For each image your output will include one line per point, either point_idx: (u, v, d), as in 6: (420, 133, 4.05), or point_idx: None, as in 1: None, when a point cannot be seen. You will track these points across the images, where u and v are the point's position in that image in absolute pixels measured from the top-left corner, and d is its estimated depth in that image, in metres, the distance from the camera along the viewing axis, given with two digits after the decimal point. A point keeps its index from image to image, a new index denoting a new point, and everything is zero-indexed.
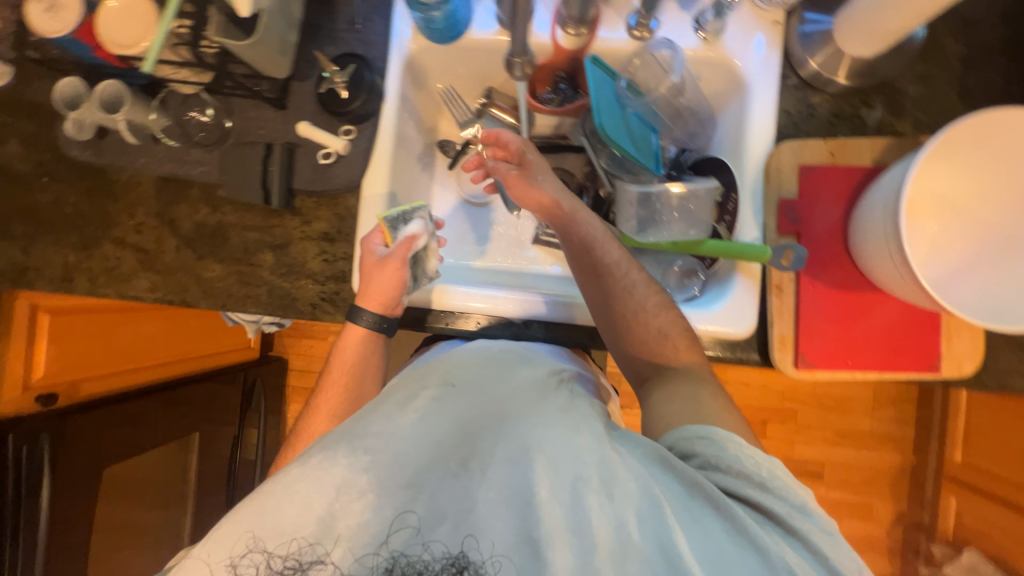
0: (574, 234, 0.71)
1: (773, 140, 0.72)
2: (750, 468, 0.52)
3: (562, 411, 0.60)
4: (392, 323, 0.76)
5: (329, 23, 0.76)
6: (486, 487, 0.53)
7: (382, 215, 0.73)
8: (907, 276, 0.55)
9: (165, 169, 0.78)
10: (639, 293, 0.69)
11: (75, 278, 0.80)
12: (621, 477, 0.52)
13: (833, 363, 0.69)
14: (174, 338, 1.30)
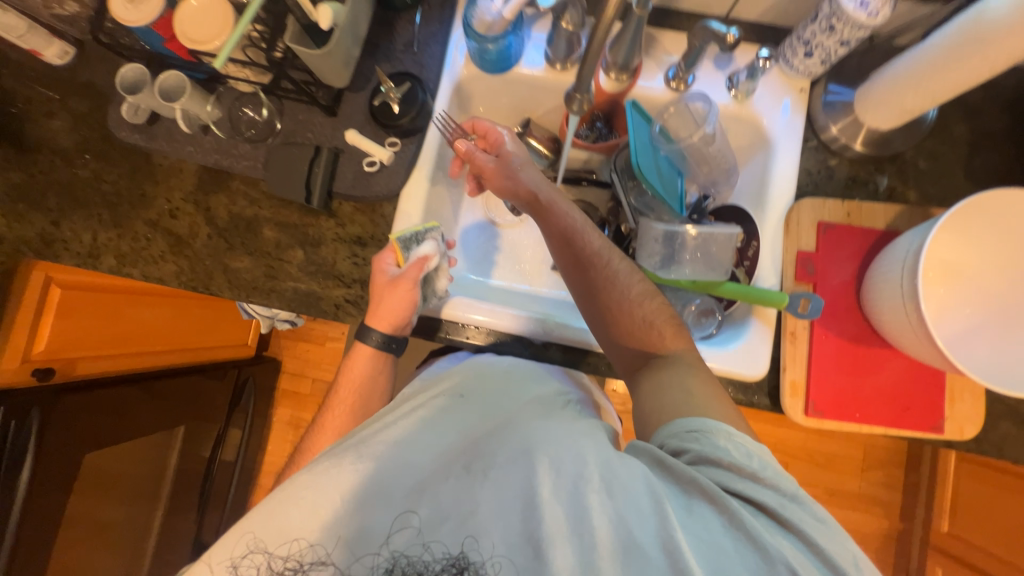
0: (553, 227, 0.72)
1: (793, 196, 0.76)
2: (739, 458, 0.52)
3: (565, 421, 0.61)
4: (401, 343, 0.78)
5: (388, 43, 0.80)
6: (488, 488, 0.52)
7: (394, 237, 0.73)
8: (922, 338, 0.58)
9: (210, 159, 0.80)
10: (622, 281, 0.69)
11: (102, 255, 0.81)
12: (623, 479, 0.52)
13: (842, 414, 0.71)
14: (174, 327, 1.28)
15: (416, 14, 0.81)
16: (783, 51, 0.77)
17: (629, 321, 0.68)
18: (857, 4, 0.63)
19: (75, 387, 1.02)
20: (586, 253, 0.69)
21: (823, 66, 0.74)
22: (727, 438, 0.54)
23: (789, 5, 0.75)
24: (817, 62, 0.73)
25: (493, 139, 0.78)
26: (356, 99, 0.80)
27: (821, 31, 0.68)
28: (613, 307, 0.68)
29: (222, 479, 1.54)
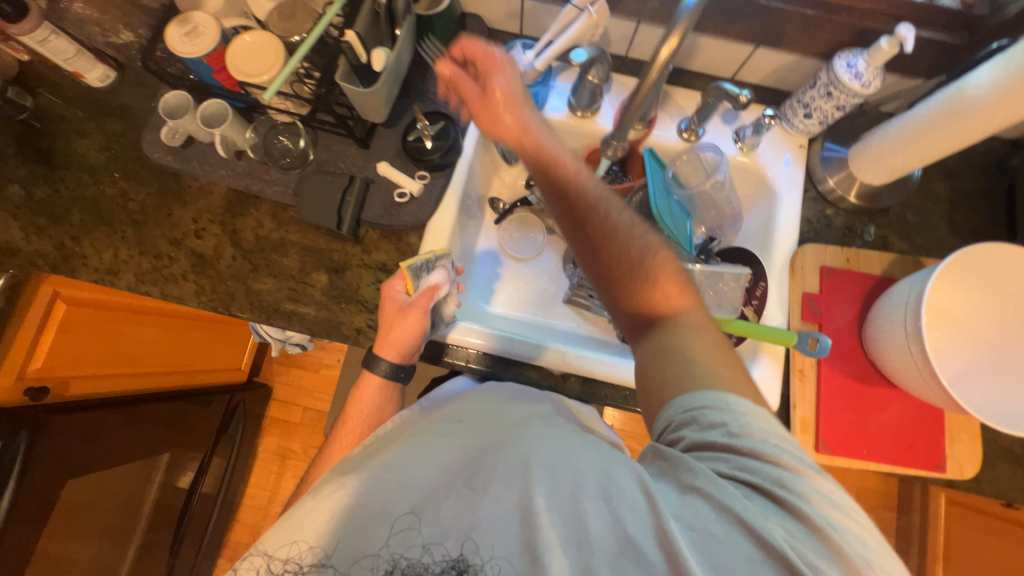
0: (548, 174, 0.68)
1: (796, 242, 0.82)
2: (736, 434, 0.51)
3: (564, 429, 0.59)
4: (409, 370, 0.77)
5: (422, 84, 0.86)
6: (487, 502, 0.51)
7: (405, 264, 0.72)
8: (929, 379, 0.61)
9: (241, 182, 0.82)
10: (621, 233, 0.65)
11: (120, 271, 0.80)
12: (621, 482, 0.50)
13: (850, 452, 0.73)
14: (173, 348, 1.25)
15: None
16: (783, 111, 0.84)
17: (633, 278, 0.63)
18: (852, 75, 0.71)
19: (66, 407, 0.98)
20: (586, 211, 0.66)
21: (821, 125, 0.82)
22: (725, 410, 0.52)
23: (788, 72, 0.84)
24: (816, 122, 0.81)
25: (485, 62, 0.71)
26: (389, 133, 0.84)
27: (819, 96, 0.76)
28: (611, 258, 0.65)
29: (201, 513, 1.46)
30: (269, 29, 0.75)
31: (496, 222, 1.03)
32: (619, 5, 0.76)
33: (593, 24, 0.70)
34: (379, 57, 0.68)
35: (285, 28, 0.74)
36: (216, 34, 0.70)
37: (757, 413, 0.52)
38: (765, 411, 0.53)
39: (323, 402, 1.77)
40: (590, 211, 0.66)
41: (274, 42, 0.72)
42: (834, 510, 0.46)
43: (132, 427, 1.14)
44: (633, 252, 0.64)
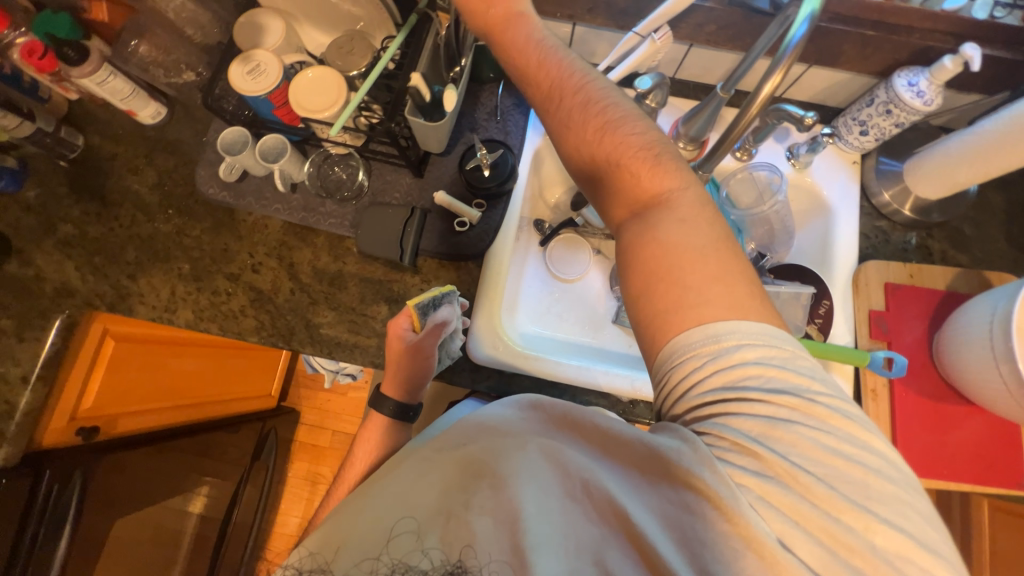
0: (518, 59, 0.63)
1: (857, 260, 0.82)
2: (730, 381, 0.45)
3: (562, 431, 0.51)
4: (417, 409, 0.75)
5: (472, 112, 0.86)
6: (477, 515, 0.48)
7: (412, 302, 0.69)
8: (1020, 398, 0.61)
9: (297, 216, 0.82)
10: (597, 108, 0.59)
11: (178, 308, 0.80)
12: (603, 480, 0.47)
13: (929, 471, 0.72)
14: (210, 377, 1.22)
15: (499, 86, 0.87)
16: (837, 128, 0.84)
17: (629, 168, 0.56)
18: (913, 93, 0.72)
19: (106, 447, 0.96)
20: (572, 105, 0.60)
21: (876, 142, 0.82)
22: (716, 352, 0.46)
23: (839, 89, 0.84)
24: (871, 139, 0.81)
25: None
26: (444, 162, 0.84)
27: (877, 114, 0.77)
28: (586, 154, 0.59)
29: (236, 543, 1.43)
30: (328, 63, 0.75)
31: (542, 245, 1.00)
32: (675, 29, 0.76)
33: (655, 50, 0.71)
34: (451, 96, 0.69)
35: (342, 63, 0.74)
36: (278, 71, 0.70)
37: (752, 350, 0.46)
38: (767, 342, 0.46)
39: (352, 425, 1.75)
40: (573, 107, 0.60)
41: (337, 77, 0.71)
42: (824, 456, 0.43)
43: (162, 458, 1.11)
44: (623, 139, 0.57)
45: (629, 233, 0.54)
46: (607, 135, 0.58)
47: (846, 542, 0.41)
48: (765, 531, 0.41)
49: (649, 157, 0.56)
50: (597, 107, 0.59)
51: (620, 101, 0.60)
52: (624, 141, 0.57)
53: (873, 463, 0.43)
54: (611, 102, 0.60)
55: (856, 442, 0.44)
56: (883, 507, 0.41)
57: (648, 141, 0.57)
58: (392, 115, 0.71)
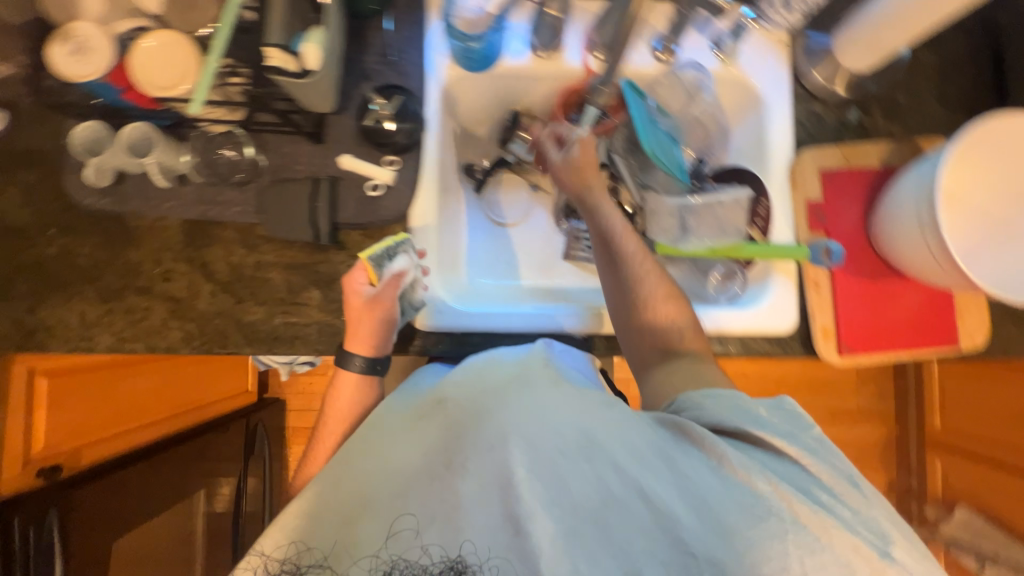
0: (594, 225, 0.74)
1: (792, 150, 0.79)
2: (735, 419, 0.56)
3: (563, 394, 0.57)
4: (386, 363, 0.74)
5: (362, 55, 0.76)
6: (466, 480, 0.52)
7: (365, 255, 0.69)
8: (945, 263, 0.63)
9: (195, 211, 0.74)
10: (644, 277, 0.72)
11: (95, 334, 0.74)
12: (608, 445, 0.52)
13: (870, 348, 0.75)
14: (176, 390, 1.21)
15: (386, 20, 0.77)
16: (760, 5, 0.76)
17: (670, 319, 0.71)
18: None
19: (102, 471, 0.97)
20: (624, 248, 0.72)
21: (803, 16, 0.76)
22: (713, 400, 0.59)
23: None
24: (797, 14, 0.75)
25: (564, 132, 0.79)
26: (341, 120, 0.75)
27: None
28: (639, 306, 0.71)
29: (253, 532, 1.48)
30: (168, 23, 0.64)
31: (478, 190, 0.95)
32: None
33: None
34: (313, 51, 0.59)
35: (185, 22, 0.63)
36: (110, 45, 0.60)
37: (727, 397, 0.58)
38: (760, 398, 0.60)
39: None
40: (630, 263, 0.72)
41: (184, 43, 0.61)
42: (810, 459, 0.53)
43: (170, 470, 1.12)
44: (663, 280, 0.72)
45: (653, 376, 0.69)
46: (648, 287, 0.71)
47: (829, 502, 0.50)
48: (774, 503, 0.48)
49: (677, 302, 0.72)
50: (643, 256, 0.72)
51: (639, 241, 0.74)
52: (669, 288, 0.72)
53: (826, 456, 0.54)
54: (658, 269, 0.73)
55: (810, 443, 0.55)
56: (842, 487, 0.51)
57: (672, 288, 0.73)
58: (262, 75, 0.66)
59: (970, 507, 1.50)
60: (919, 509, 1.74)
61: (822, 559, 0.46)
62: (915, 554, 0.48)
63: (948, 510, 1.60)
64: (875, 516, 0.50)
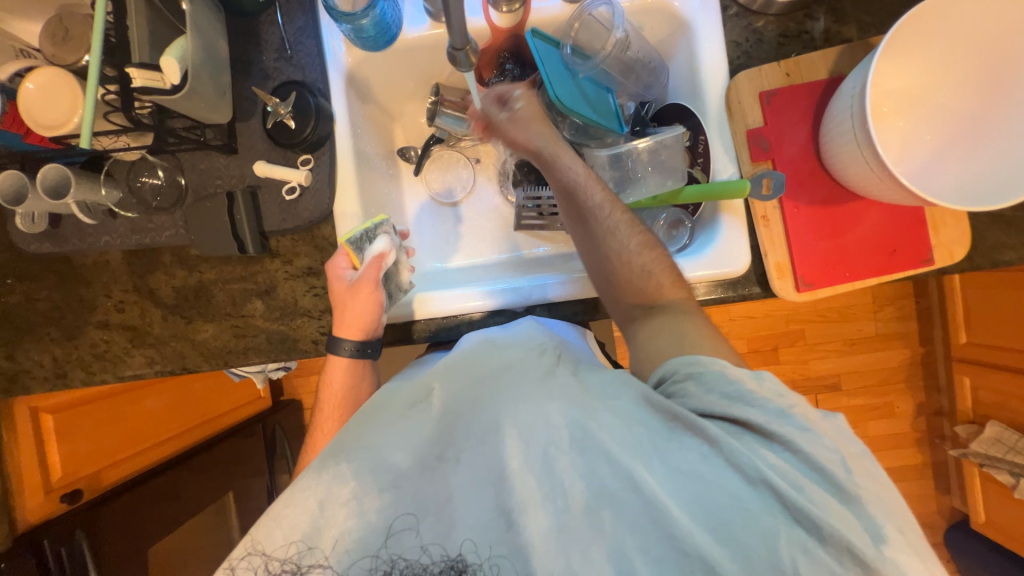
0: (555, 181, 0.70)
1: (727, 75, 0.72)
2: (740, 399, 0.50)
3: (557, 383, 0.53)
4: (376, 346, 0.72)
5: (258, 55, 0.74)
6: (458, 473, 0.51)
7: (343, 239, 0.69)
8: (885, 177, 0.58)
9: (130, 241, 0.75)
10: (622, 233, 0.67)
11: (68, 370, 0.79)
12: (603, 439, 0.48)
13: (831, 279, 0.70)
14: (190, 406, 1.27)
15: (277, 13, 0.73)
16: None
17: (656, 274, 0.65)
18: None
19: (124, 489, 1.05)
20: (589, 202, 0.68)
21: None
22: (711, 370, 0.53)
23: None
24: None
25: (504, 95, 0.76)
26: (249, 128, 0.74)
27: None
28: (619, 261, 0.66)
29: None
30: (49, 58, 0.63)
31: (418, 173, 0.92)
32: None
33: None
34: (171, 65, 0.56)
35: (64, 54, 0.62)
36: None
37: (721, 373, 0.52)
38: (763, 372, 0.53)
39: None
40: (598, 217, 0.67)
41: (63, 75, 0.61)
42: (825, 438, 0.47)
43: (202, 476, 1.20)
44: (635, 229, 0.67)
45: (637, 335, 0.64)
46: (619, 240, 0.66)
47: (842, 485, 0.45)
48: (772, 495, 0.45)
49: (654, 250, 0.67)
50: (614, 207, 0.67)
51: (607, 195, 0.69)
52: (643, 239, 0.67)
53: (833, 439, 0.48)
54: (630, 219, 0.68)
55: (803, 422, 0.48)
56: (856, 478, 0.46)
57: (648, 236, 0.67)
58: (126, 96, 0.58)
59: (999, 422, 1.42)
60: (948, 427, 1.62)
61: (815, 556, 0.43)
62: (919, 548, 0.44)
63: (977, 427, 1.50)
64: (884, 506, 0.45)
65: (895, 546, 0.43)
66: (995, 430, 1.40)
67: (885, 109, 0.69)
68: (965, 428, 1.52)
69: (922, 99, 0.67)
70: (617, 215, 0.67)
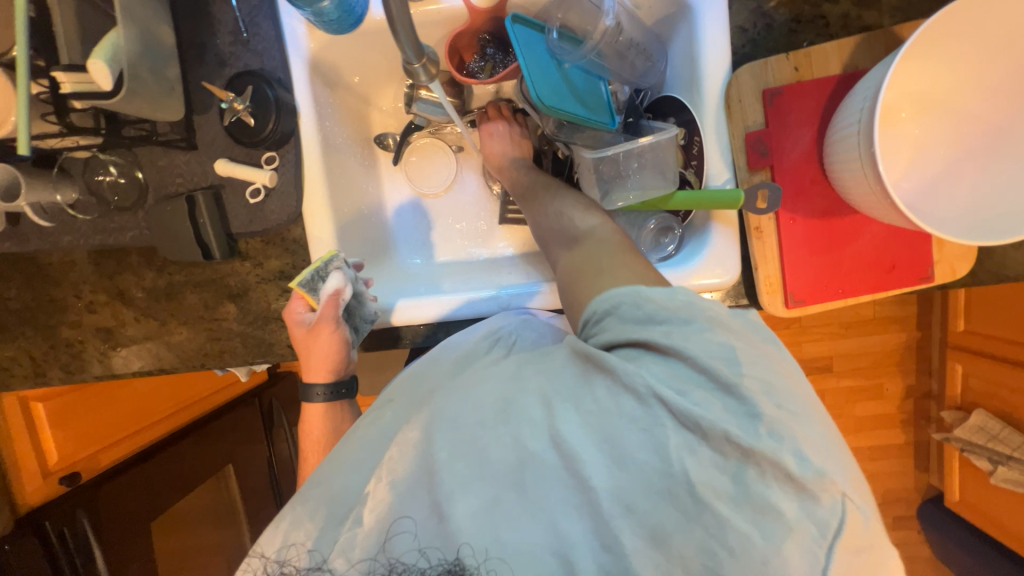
0: (497, 168, 0.79)
1: (730, 67, 0.64)
2: (643, 325, 0.47)
3: (495, 366, 0.54)
4: (351, 384, 0.74)
5: (212, 38, 0.67)
6: (397, 479, 0.48)
7: (294, 284, 0.66)
8: (885, 202, 0.55)
9: (92, 242, 0.72)
10: (549, 195, 0.71)
11: (48, 369, 0.78)
12: (524, 406, 0.47)
13: (823, 296, 0.66)
14: (195, 380, 1.25)
15: None
16: None
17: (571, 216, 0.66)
18: None
19: (122, 469, 1.08)
20: (520, 183, 0.75)
21: None
22: (618, 297, 0.50)
23: None
24: None
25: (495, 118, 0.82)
26: (207, 121, 0.68)
27: None
28: (547, 214, 0.69)
29: None
30: None
31: (396, 162, 0.86)
32: None
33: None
34: (100, 69, 0.51)
35: None
36: None
37: (635, 301, 0.48)
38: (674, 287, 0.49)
39: None
40: (527, 189, 0.74)
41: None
42: (732, 346, 0.43)
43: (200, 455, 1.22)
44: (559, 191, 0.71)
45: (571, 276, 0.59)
46: (548, 201, 0.70)
47: (764, 402, 0.41)
48: (703, 441, 0.41)
49: (589, 204, 0.68)
50: (542, 181, 0.74)
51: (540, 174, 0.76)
52: (566, 196, 0.70)
53: (730, 336, 0.44)
54: (560, 187, 0.72)
55: (705, 327, 0.45)
56: (773, 387, 0.42)
57: (580, 198, 0.70)
58: (58, 103, 0.63)
59: (985, 410, 1.37)
60: (935, 411, 1.56)
61: (702, 455, 0.41)
62: (807, 423, 0.41)
63: (963, 414, 1.46)
64: (766, 382, 0.42)
65: (780, 427, 0.40)
66: (980, 418, 1.37)
67: (898, 113, 0.63)
68: (951, 413, 1.48)
69: (943, 112, 0.62)
70: (541, 185, 0.73)
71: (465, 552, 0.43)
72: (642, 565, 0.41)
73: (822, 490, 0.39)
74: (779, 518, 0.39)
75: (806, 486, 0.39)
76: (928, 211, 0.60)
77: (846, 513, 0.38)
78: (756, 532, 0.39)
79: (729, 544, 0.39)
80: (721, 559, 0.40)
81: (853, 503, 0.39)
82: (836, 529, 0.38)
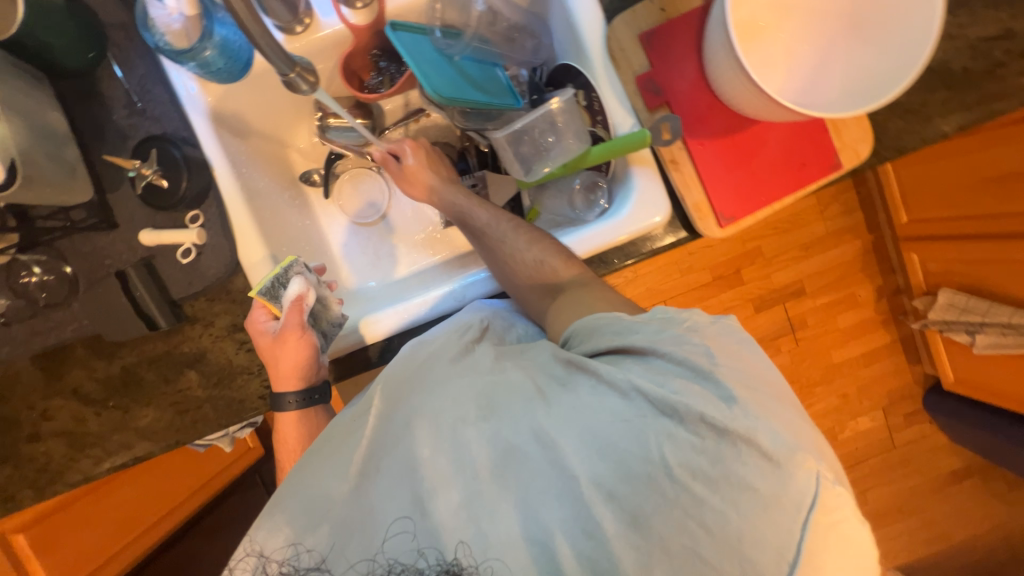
0: (444, 209, 0.75)
1: (604, 23, 0.69)
2: (625, 331, 0.52)
3: (472, 359, 0.56)
4: (323, 390, 0.71)
5: (108, 116, 0.68)
6: (382, 479, 0.49)
7: (254, 292, 0.66)
8: (767, 101, 0.59)
9: (33, 346, 0.70)
10: (511, 239, 0.68)
11: (15, 491, 0.74)
12: (509, 407, 0.50)
13: (750, 207, 0.69)
14: (192, 471, 1.18)
15: (114, 65, 0.67)
16: None
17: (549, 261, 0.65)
18: None
19: None
20: (474, 229, 0.72)
21: None
22: (602, 313, 0.55)
23: None
24: None
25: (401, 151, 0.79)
26: (123, 196, 0.68)
27: None
28: (511, 257, 0.67)
29: None
30: None
31: (327, 195, 0.87)
32: None
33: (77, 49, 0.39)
34: None
35: None
36: None
37: (615, 317, 0.54)
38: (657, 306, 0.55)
39: None
40: (485, 241, 0.70)
41: None
42: (713, 345, 0.48)
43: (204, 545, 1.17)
44: (521, 233, 0.68)
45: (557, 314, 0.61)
46: (511, 245, 0.67)
47: (741, 387, 0.45)
48: (680, 417, 0.44)
49: (553, 242, 0.67)
50: (497, 221, 0.70)
51: (494, 210, 0.72)
52: (531, 239, 0.67)
53: (702, 336, 0.49)
54: (518, 225, 0.69)
55: (678, 331, 0.50)
56: (746, 379, 0.46)
57: (538, 230, 0.68)
58: None
59: (949, 287, 1.41)
60: (908, 303, 1.61)
61: (679, 440, 0.44)
62: (781, 408, 0.45)
63: (931, 298, 1.50)
64: (739, 372, 0.46)
65: (751, 408, 0.43)
66: (947, 296, 1.40)
67: (761, 26, 0.69)
68: (920, 301, 1.52)
69: (799, 14, 0.69)
70: (501, 232, 0.69)
71: (452, 550, 0.45)
72: (621, 551, 0.43)
73: (797, 466, 0.41)
74: (753, 492, 0.41)
75: (779, 460, 0.41)
76: (812, 103, 0.66)
77: (819, 488, 0.40)
78: (731, 510, 0.41)
79: (705, 522, 0.42)
80: (697, 536, 0.42)
81: (827, 479, 0.41)
82: (810, 504, 0.41)
